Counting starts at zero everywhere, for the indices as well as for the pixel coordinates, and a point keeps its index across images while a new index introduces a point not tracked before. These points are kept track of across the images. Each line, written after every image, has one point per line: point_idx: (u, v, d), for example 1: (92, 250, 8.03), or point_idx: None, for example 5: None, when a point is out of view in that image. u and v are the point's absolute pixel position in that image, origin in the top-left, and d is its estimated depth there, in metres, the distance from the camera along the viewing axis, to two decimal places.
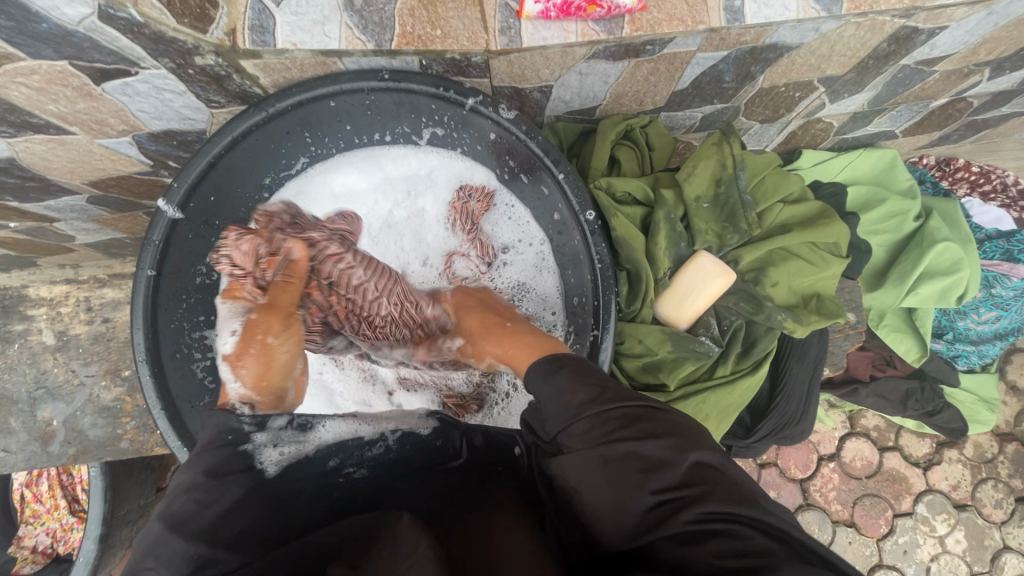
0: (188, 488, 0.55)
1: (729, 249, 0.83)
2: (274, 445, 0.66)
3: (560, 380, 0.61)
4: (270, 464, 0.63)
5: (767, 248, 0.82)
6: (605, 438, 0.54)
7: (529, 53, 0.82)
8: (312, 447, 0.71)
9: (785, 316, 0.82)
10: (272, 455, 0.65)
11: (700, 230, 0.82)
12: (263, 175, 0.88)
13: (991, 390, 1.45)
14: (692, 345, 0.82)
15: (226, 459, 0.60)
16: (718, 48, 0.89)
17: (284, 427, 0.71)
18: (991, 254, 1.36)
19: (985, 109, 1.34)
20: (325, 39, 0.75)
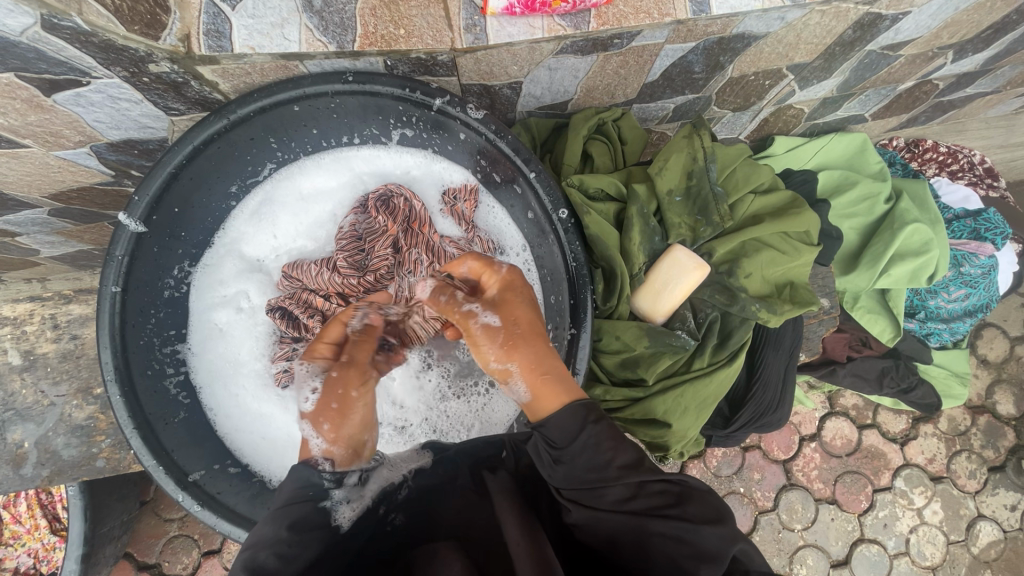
0: (273, 543, 0.56)
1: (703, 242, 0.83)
2: (345, 501, 0.66)
3: (599, 433, 0.61)
4: (344, 522, 0.63)
5: (739, 239, 0.82)
6: (647, 514, 0.56)
7: (496, 50, 0.82)
8: (371, 497, 0.69)
9: (759, 307, 0.83)
10: (347, 511, 0.65)
11: (674, 223, 0.82)
12: (229, 184, 0.85)
13: (962, 364, 1.49)
14: (670, 339, 0.82)
15: (307, 516, 0.60)
16: (686, 39, 0.89)
17: (353, 484, 0.69)
18: (959, 233, 1.37)
19: (951, 91, 1.36)
20: (285, 42, 0.73)
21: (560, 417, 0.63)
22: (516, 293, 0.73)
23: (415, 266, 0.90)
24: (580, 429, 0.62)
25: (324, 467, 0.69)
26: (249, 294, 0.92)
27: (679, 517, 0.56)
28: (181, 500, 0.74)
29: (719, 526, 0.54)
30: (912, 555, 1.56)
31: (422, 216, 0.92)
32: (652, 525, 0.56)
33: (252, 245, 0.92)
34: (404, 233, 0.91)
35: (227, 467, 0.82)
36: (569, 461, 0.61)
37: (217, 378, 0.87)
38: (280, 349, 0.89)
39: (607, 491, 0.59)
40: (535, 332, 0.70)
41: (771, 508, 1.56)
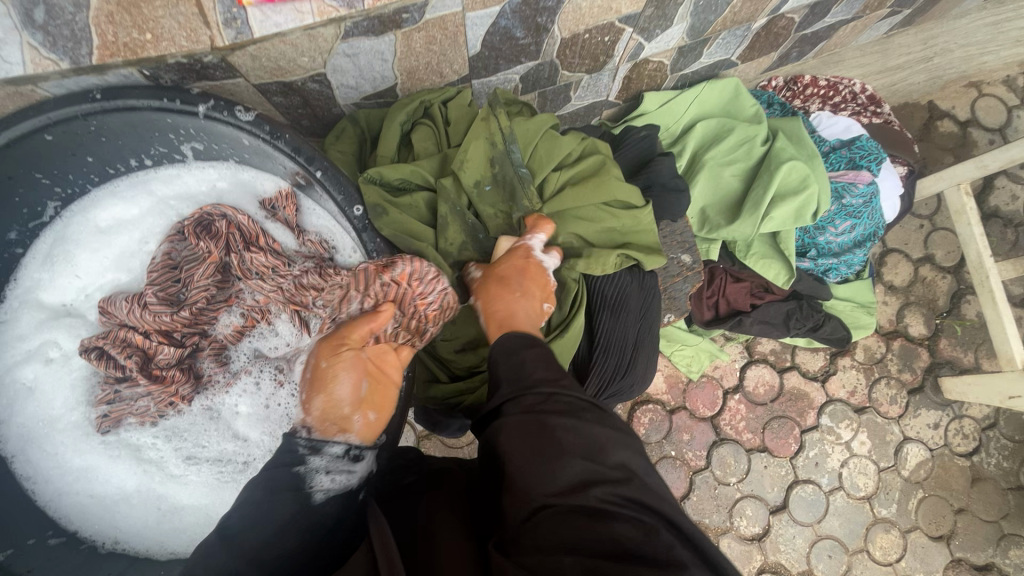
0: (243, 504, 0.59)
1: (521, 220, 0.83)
2: (326, 469, 0.62)
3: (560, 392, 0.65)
4: (317, 492, 0.61)
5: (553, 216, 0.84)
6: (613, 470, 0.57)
7: (268, 43, 0.75)
8: (358, 480, 0.65)
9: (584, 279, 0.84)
10: (324, 482, 0.62)
11: (488, 213, 0.83)
12: (5, 230, 0.76)
13: (865, 294, 1.50)
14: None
15: (280, 477, 0.61)
16: (485, 3, 0.83)
17: (340, 455, 0.63)
18: (837, 164, 1.37)
19: (810, 23, 1.34)
20: (5, 65, 0.66)
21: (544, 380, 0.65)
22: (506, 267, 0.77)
23: (251, 282, 0.81)
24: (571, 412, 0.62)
25: (301, 434, 0.64)
26: (59, 342, 0.82)
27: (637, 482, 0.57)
28: None
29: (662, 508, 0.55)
30: (847, 488, 1.58)
31: (252, 231, 0.80)
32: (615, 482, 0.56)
33: (54, 290, 0.82)
34: (231, 258, 0.80)
35: (46, 539, 0.75)
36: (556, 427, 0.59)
37: (31, 444, 0.79)
38: (101, 394, 0.81)
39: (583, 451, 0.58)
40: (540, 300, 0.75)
41: (704, 466, 1.55)
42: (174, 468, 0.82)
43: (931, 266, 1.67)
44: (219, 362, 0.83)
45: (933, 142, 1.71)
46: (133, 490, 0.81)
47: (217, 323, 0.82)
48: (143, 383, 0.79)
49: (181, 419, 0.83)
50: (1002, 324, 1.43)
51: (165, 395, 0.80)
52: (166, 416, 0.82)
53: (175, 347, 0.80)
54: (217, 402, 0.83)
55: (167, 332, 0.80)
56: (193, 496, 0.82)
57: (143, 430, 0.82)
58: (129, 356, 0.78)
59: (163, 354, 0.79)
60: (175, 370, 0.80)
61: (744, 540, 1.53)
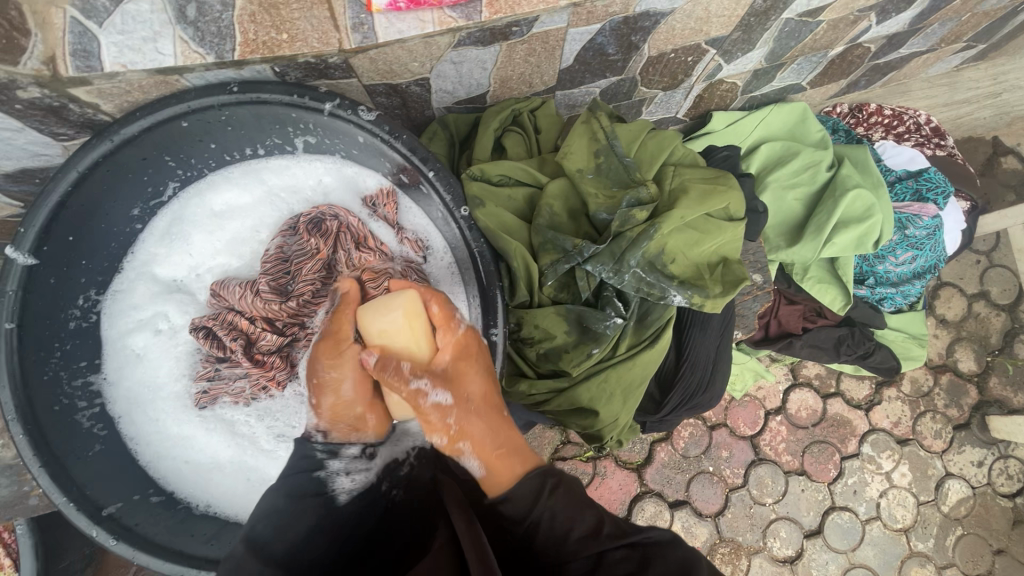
0: (275, 513, 0.65)
1: (640, 222, 0.76)
2: (345, 471, 0.73)
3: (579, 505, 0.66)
4: (340, 493, 0.71)
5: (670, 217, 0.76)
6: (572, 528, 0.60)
7: (388, 48, 0.79)
8: (374, 475, 0.77)
9: (691, 293, 0.78)
10: (345, 483, 0.73)
11: (590, 196, 0.79)
12: (130, 206, 0.83)
13: (918, 326, 1.50)
14: (597, 324, 0.75)
15: (304, 484, 0.68)
16: (589, 21, 0.87)
17: (358, 456, 0.75)
18: (903, 195, 1.36)
19: (884, 53, 1.35)
20: (159, 56, 0.70)
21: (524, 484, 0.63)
22: (467, 364, 0.71)
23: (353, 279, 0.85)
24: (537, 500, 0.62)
25: (318, 440, 0.73)
26: (169, 314, 0.87)
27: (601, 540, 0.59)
28: (95, 535, 0.72)
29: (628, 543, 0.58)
30: (884, 519, 1.57)
31: (361, 233, 0.87)
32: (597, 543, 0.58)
33: (166, 266, 0.88)
34: (339, 255, 0.86)
35: (149, 497, 0.81)
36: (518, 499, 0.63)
37: (135, 407, 0.85)
38: (202, 369, 0.87)
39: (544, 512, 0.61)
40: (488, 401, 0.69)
41: (741, 484, 1.56)
42: (263, 444, 0.87)
43: (985, 303, 1.66)
44: (312, 352, 0.86)
45: (995, 177, 1.70)
46: (225, 459, 0.86)
47: (315, 317, 0.86)
48: (245, 365, 0.84)
49: (271, 402, 0.87)
50: None
51: (262, 379, 0.84)
52: (259, 399, 0.87)
53: (276, 335, 0.84)
54: (307, 389, 0.87)
55: (274, 321, 0.85)
56: (282, 470, 0.86)
57: (237, 408, 0.87)
58: (235, 338, 0.84)
59: (269, 339, 0.84)
60: (275, 357, 0.84)
61: (776, 562, 1.54)
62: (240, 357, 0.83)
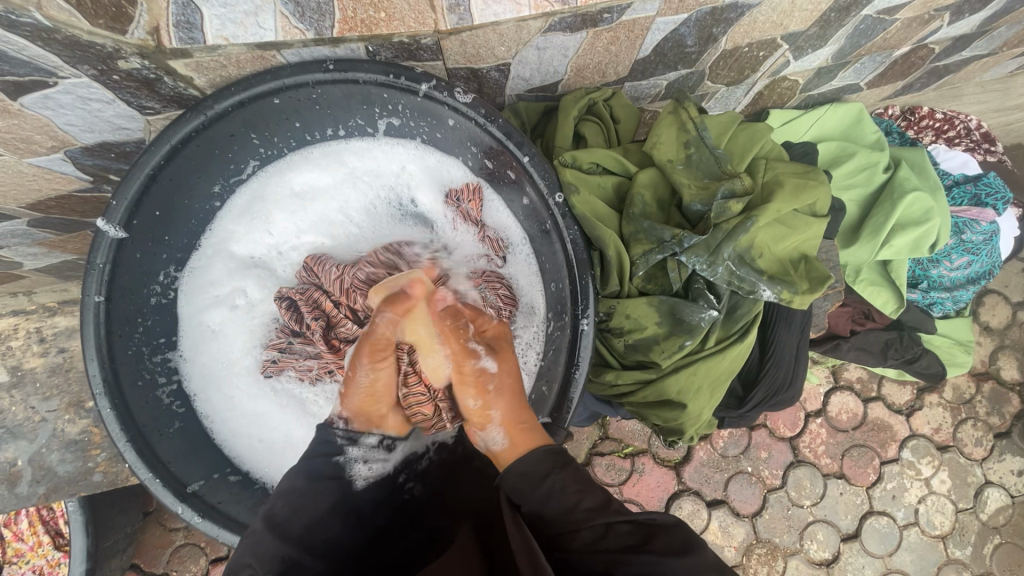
0: (291, 494, 0.67)
1: (734, 215, 0.75)
2: (364, 459, 0.76)
3: (565, 480, 0.63)
4: (359, 480, 0.74)
5: (765, 212, 0.75)
6: (571, 527, 0.59)
7: (482, 30, 0.78)
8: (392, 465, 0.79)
9: (781, 288, 0.78)
10: (362, 470, 0.75)
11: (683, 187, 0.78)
12: (212, 183, 0.82)
13: (965, 332, 1.49)
14: (691, 315, 0.76)
15: (320, 467, 0.71)
16: (678, 10, 0.86)
17: (376, 445, 0.77)
18: (960, 200, 1.36)
19: (946, 55, 1.33)
20: (260, 31, 0.69)
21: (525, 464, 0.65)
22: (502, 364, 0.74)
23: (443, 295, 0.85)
24: (544, 476, 0.63)
25: (339, 427, 0.75)
26: (247, 290, 0.89)
27: (595, 532, 0.58)
28: (181, 512, 0.73)
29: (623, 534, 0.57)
30: (922, 525, 1.56)
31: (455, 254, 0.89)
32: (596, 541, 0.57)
33: (244, 243, 0.89)
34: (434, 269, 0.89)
35: (227, 476, 0.81)
36: (523, 488, 0.63)
37: (210, 383, 0.85)
38: (275, 338, 0.88)
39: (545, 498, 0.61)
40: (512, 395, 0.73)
41: (780, 485, 1.55)
42: None
43: None
44: None
45: None
46: (296, 439, 0.86)
47: None
48: (320, 346, 0.85)
49: (335, 386, 0.87)
50: None
51: (333, 364, 0.86)
52: (324, 381, 0.88)
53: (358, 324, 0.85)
54: None
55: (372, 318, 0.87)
56: None
57: (302, 386, 0.88)
58: (319, 321, 0.85)
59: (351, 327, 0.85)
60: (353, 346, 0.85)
61: (813, 564, 1.53)
62: (314, 334, 0.85)
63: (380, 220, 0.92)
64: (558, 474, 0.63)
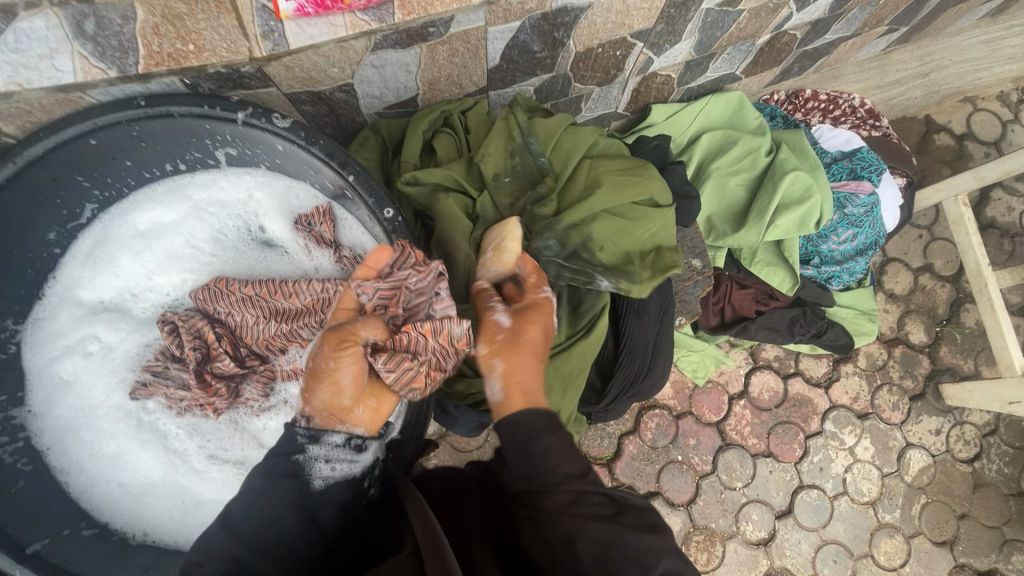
0: (248, 493, 0.63)
1: (551, 217, 0.82)
2: (325, 458, 0.68)
3: (552, 442, 0.62)
4: (316, 479, 0.66)
5: (583, 210, 0.80)
6: (550, 488, 0.60)
7: (302, 54, 0.78)
8: (361, 469, 0.71)
9: (616, 279, 0.81)
10: (323, 470, 0.67)
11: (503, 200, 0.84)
12: (45, 230, 0.80)
13: (868, 302, 1.54)
14: None
15: (278, 466, 0.65)
16: (507, 19, 0.88)
17: (341, 445, 0.70)
18: (840, 175, 1.41)
19: (811, 39, 1.39)
20: (58, 73, 0.69)
21: (523, 418, 0.64)
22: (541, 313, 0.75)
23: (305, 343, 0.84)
24: (536, 436, 0.62)
25: (301, 426, 0.69)
26: (99, 335, 0.86)
27: (568, 496, 0.60)
28: (19, 575, 0.69)
29: (594, 500, 0.60)
30: (851, 494, 1.59)
31: None
32: (571, 507, 0.59)
33: (92, 289, 0.86)
34: None
35: (80, 530, 0.78)
36: (513, 458, 0.63)
37: (64, 435, 0.82)
38: (152, 361, 0.86)
39: (535, 456, 0.61)
40: (533, 347, 0.71)
41: (710, 470, 1.57)
42: (198, 465, 0.86)
43: (930, 275, 1.71)
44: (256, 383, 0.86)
45: (931, 155, 1.77)
46: (158, 481, 0.85)
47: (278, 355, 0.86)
48: (190, 380, 0.82)
49: (204, 420, 0.87)
50: (1001, 332, 1.46)
51: (202, 401, 0.84)
52: (191, 413, 0.87)
53: (235, 363, 0.84)
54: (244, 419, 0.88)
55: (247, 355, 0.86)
56: (214, 490, 0.85)
57: (169, 415, 0.86)
58: (196, 349, 0.83)
59: (229, 362, 0.83)
60: (222, 386, 0.84)
61: (750, 545, 1.55)
62: (178, 372, 0.83)
63: (230, 250, 0.90)
64: (548, 434, 0.62)
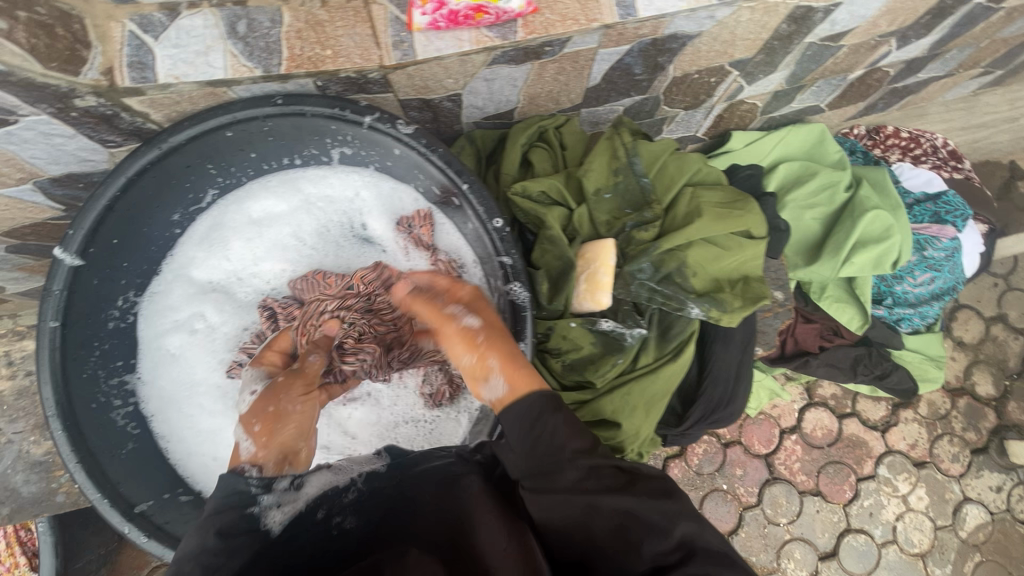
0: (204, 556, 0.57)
1: (645, 240, 0.83)
2: (278, 504, 0.67)
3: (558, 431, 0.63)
4: (274, 526, 0.64)
5: (683, 236, 0.81)
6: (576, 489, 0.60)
7: (426, 65, 0.82)
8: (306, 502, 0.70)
9: (709, 307, 0.81)
10: (277, 515, 0.65)
11: (602, 220, 0.85)
12: (171, 212, 0.86)
13: (936, 348, 1.49)
14: (621, 336, 0.82)
15: (234, 522, 0.61)
16: (619, 43, 0.89)
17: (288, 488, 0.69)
18: (921, 217, 1.38)
19: (903, 77, 1.37)
20: (210, 69, 0.74)
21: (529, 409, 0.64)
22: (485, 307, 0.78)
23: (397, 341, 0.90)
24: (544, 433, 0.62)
25: (251, 474, 0.67)
26: (205, 314, 0.91)
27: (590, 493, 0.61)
28: (127, 531, 0.74)
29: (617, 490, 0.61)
30: (900, 543, 1.55)
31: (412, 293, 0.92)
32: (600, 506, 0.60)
33: (203, 269, 0.91)
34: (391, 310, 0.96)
35: (178, 496, 0.83)
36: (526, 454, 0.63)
37: (168, 405, 0.88)
38: (248, 343, 0.92)
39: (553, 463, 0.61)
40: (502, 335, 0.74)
41: (755, 503, 1.54)
42: None
43: (1003, 326, 1.65)
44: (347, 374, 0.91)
45: (1012, 202, 1.71)
46: None
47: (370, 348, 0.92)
48: None
49: None
50: None
51: None
52: None
53: None
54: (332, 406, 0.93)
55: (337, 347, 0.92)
56: None
57: None
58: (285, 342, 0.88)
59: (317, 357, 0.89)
60: None
61: None
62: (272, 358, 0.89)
63: (332, 243, 0.95)
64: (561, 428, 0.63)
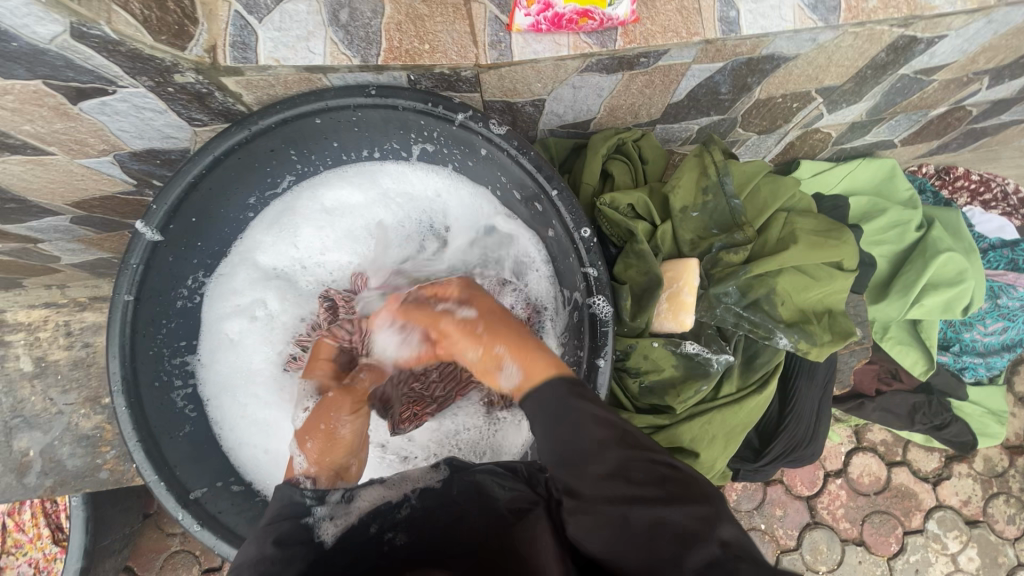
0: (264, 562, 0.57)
1: (732, 264, 0.80)
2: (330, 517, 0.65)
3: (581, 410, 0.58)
4: (327, 537, 0.62)
5: (774, 263, 0.78)
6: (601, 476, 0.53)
7: (520, 67, 0.80)
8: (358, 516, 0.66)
9: (797, 338, 0.80)
10: (329, 527, 0.63)
11: (686, 239, 0.82)
12: (248, 195, 0.84)
13: (999, 402, 1.41)
14: (707, 362, 0.80)
15: (290, 531, 0.62)
16: (713, 59, 0.87)
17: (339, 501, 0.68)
18: (997, 263, 1.35)
19: (985, 117, 1.32)
20: (310, 55, 0.73)
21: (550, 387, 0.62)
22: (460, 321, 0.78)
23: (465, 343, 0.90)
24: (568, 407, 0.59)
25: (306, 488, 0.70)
26: (266, 302, 0.89)
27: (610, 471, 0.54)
28: (180, 518, 0.73)
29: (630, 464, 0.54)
30: None
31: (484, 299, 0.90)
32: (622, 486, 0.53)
33: (270, 254, 0.90)
34: None
35: (230, 485, 0.82)
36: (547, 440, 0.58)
37: (224, 392, 0.86)
38: (304, 334, 0.90)
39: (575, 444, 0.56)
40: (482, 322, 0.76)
41: (794, 547, 1.47)
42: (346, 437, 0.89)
43: None
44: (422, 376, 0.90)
45: None
46: None
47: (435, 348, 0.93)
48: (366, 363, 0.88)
49: None
50: None
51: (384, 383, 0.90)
52: None
53: None
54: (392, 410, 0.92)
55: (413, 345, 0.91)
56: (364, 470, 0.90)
57: None
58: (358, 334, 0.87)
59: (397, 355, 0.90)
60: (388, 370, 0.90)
61: None
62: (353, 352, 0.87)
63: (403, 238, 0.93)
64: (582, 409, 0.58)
